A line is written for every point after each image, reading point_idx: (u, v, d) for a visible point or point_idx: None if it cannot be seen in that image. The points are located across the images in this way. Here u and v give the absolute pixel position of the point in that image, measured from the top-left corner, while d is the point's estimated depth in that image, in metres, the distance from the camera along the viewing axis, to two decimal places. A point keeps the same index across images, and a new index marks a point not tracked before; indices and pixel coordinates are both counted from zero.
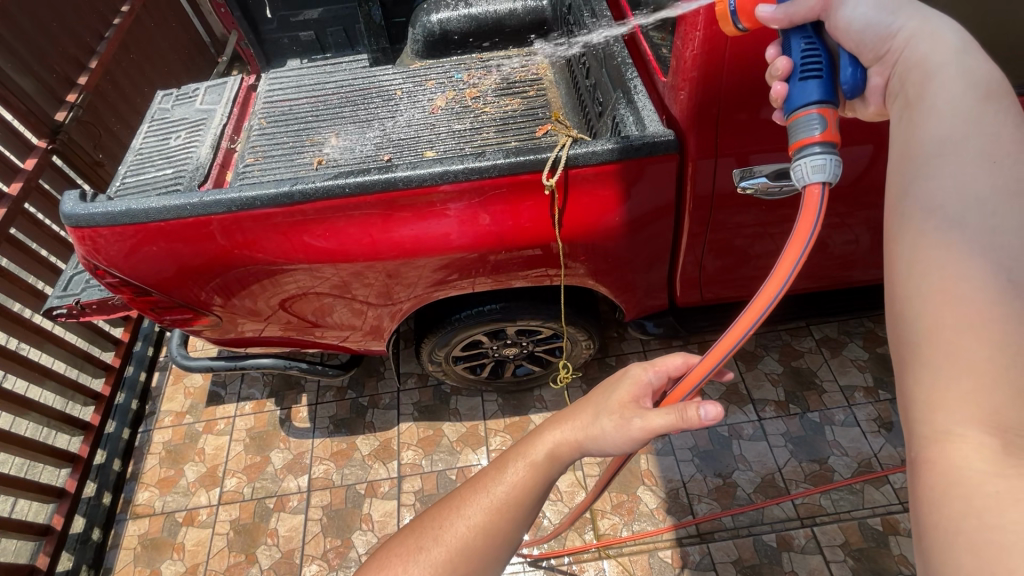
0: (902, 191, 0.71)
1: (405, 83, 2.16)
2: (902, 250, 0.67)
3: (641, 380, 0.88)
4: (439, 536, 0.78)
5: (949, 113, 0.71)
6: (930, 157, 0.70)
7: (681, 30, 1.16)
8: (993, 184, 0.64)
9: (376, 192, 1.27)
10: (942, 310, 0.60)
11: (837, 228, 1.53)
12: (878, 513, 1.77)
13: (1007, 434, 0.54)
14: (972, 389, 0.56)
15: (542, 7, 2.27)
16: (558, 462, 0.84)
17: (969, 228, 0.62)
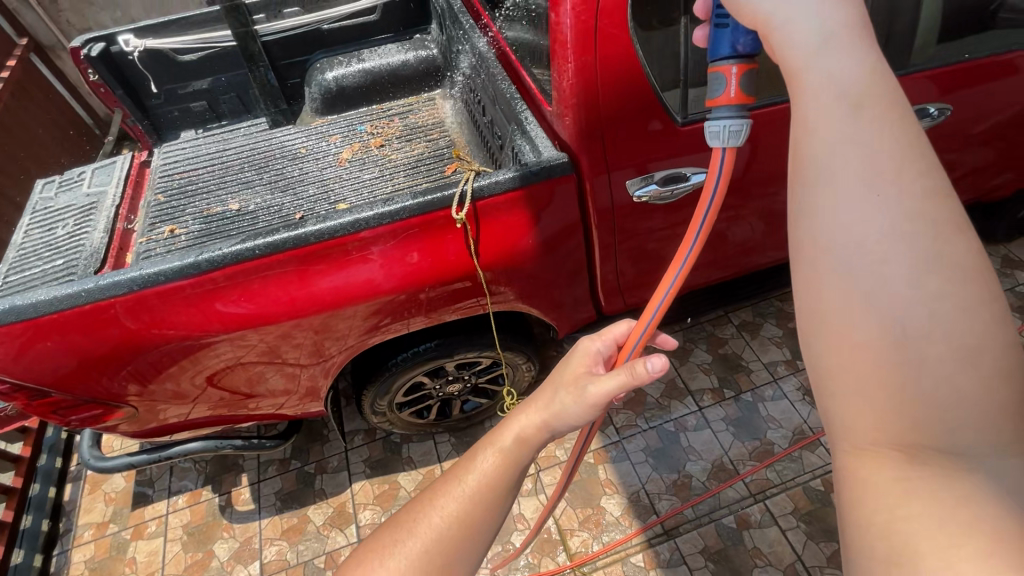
0: (789, 219, 0.62)
1: (308, 141, 2.19)
2: (798, 288, 0.61)
3: (590, 351, 0.90)
4: (413, 528, 0.76)
5: (829, 126, 0.59)
6: (812, 182, 0.60)
7: (556, 64, 1.28)
8: (884, 221, 0.55)
9: (289, 249, 1.26)
10: (844, 366, 0.57)
11: (733, 220, 1.68)
12: (818, 475, 1.90)
13: (917, 452, 0.55)
14: (873, 429, 0.56)
15: (434, 55, 2.35)
16: (527, 446, 0.82)
17: (861, 277, 0.55)
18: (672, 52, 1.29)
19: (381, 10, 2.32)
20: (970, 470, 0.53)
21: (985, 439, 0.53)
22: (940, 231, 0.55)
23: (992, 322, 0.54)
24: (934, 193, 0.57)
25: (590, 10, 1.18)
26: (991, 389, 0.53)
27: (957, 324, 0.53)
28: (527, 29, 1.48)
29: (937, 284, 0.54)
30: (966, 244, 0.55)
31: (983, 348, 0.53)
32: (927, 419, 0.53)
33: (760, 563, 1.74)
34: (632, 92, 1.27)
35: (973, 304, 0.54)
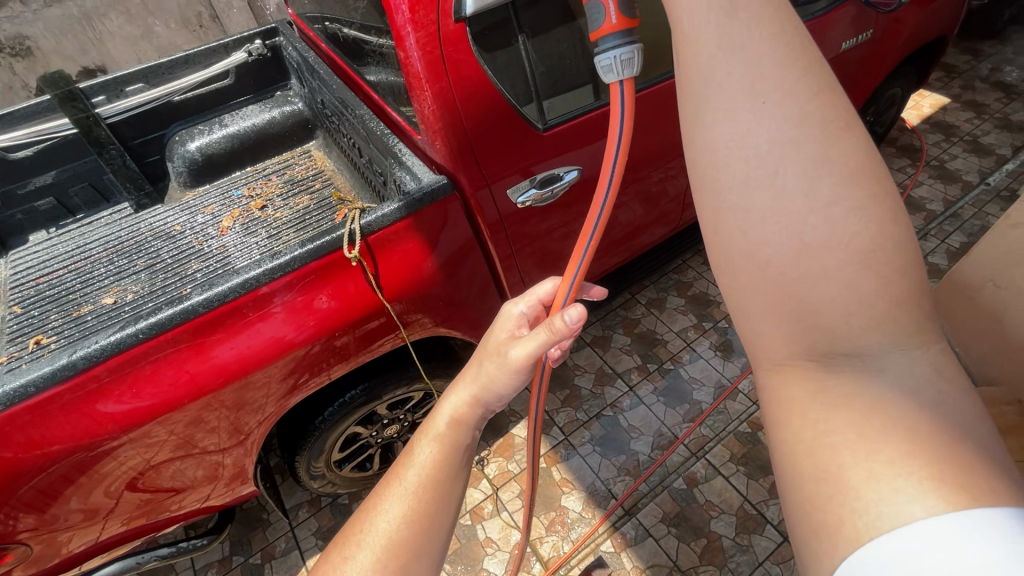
0: (688, 135, 0.68)
1: (182, 217, 2.08)
2: (706, 205, 0.68)
3: (516, 316, 0.94)
4: (361, 540, 0.75)
5: (709, 39, 0.62)
6: (704, 97, 0.64)
7: (414, 95, 1.34)
8: (773, 130, 0.60)
9: (177, 325, 1.19)
10: (753, 272, 0.64)
11: (619, 207, 1.81)
12: (744, 419, 2.07)
13: (826, 358, 0.62)
14: (790, 334, 0.64)
15: (301, 108, 2.34)
16: (464, 426, 0.86)
17: (758, 188, 0.62)
18: (519, 69, 1.41)
19: (234, 73, 2.26)
20: (879, 369, 0.60)
21: (888, 338, 0.60)
22: (829, 134, 0.60)
23: (884, 217, 0.60)
24: (820, 94, 0.61)
25: (433, 40, 1.26)
26: (893, 282, 0.59)
27: (852, 226, 0.59)
28: (383, 70, 1.54)
29: (828, 187, 0.60)
30: (856, 143, 0.61)
31: (879, 248, 0.59)
32: (834, 323, 0.61)
33: (715, 514, 1.85)
34: (491, 110, 1.37)
35: (866, 202, 0.60)
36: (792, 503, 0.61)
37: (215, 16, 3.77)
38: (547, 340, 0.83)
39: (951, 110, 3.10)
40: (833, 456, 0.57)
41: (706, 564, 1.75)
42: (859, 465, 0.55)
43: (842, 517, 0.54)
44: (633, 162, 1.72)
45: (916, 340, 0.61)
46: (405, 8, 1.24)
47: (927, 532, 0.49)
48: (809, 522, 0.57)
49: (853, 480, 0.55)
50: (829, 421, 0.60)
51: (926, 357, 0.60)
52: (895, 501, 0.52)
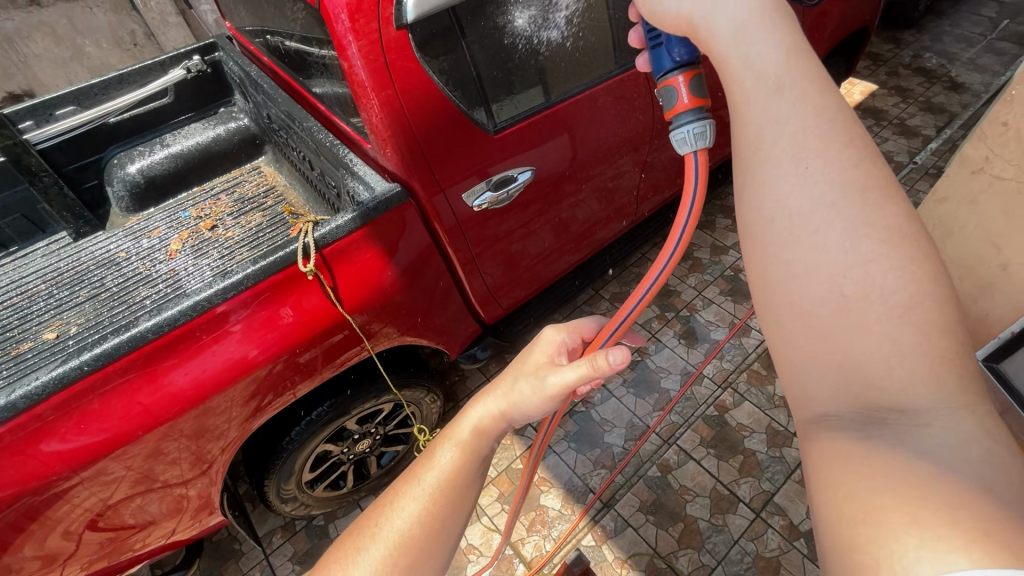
0: (737, 196, 0.70)
1: (127, 243, 1.99)
2: (750, 258, 0.68)
3: (555, 340, 0.90)
4: (376, 534, 0.75)
5: (754, 106, 0.65)
6: (749, 162, 0.67)
7: (361, 105, 1.33)
8: (815, 194, 0.61)
9: (125, 354, 1.14)
10: (797, 324, 0.63)
11: (576, 204, 1.84)
12: (710, 403, 2.13)
13: (871, 412, 0.59)
14: (834, 388, 0.61)
15: (246, 124, 2.29)
16: (485, 438, 0.83)
17: (800, 241, 0.62)
18: (466, 73, 1.42)
19: (173, 91, 2.19)
20: (925, 425, 0.57)
21: (932, 393, 0.58)
22: (871, 202, 0.61)
23: (925, 278, 0.60)
24: (861, 164, 0.63)
25: (375, 47, 1.25)
26: (934, 340, 0.58)
27: (892, 284, 0.59)
28: (328, 81, 1.51)
29: (869, 246, 0.60)
30: (897, 209, 0.62)
31: (917, 304, 0.59)
32: (876, 376, 0.59)
33: (690, 498, 1.90)
34: (441, 116, 1.38)
35: (907, 263, 0.60)
36: (828, 547, 0.55)
37: (151, 34, 3.57)
38: (585, 375, 0.79)
39: (879, 96, 3.29)
40: (873, 498, 0.53)
41: (684, 547, 1.79)
42: (901, 509, 0.51)
43: (880, 560, 0.50)
44: (587, 159, 1.75)
45: (963, 401, 0.58)
46: (344, 17, 1.22)
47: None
48: (843, 567, 0.53)
49: (896, 522, 0.50)
50: (872, 467, 0.55)
51: (973, 418, 0.58)
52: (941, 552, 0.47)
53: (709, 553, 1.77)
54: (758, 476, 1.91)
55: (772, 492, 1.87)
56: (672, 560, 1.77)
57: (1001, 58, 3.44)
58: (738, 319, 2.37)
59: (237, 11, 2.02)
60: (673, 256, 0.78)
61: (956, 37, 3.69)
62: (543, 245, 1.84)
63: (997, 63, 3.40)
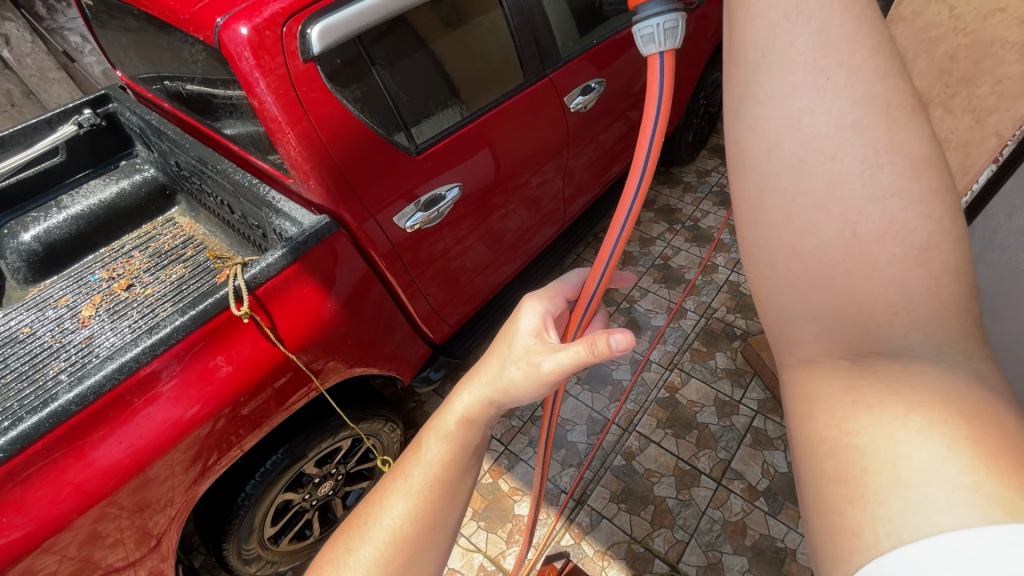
0: (737, 109, 0.67)
1: (30, 317, 1.82)
2: (747, 186, 0.67)
3: (543, 311, 0.93)
4: (365, 535, 0.84)
5: (768, 20, 0.63)
6: (757, 71, 0.64)
7: (277, 140, 1.31)
8: (836, 112, 0.60)
9: (46, 433, 1.04)
10: (796, 263, 0.64)
11: (506, 215, 1.89)
12: (661, 385, 2.22)
13: (858, 354, 0.63)
14: (826, 327, 0.64)
15: (153, 174, 2.18)
16: (474, 425, 0.89)
17: (813, 173, 0.61)
18: (380, 100, 1.44)
19: (65, 148, 2.04)
20: (920, 373, 0.59)
21: (931, 342, 0.60)
22: (895, 122, 0.60)
23: (943, 213, 0.61)
24: (887, 76, 0.61)
25: (284, 82, 1.24)
26: (945, 283, 0.60)
27: (912, 222, 0.60)
28: (239, 121, 1.48)
29: (888, 176, 0.60)
30: (919, 133, 0.61)
31: (934, 246, 0.60)
32: (878, 323, 0.61)
33: (656, 479, 1.96)
34: (363, 141, 1.39)
35: (925, 196, 0.60)
36: (812, 502, 0.61)
37: (29, 92, 3.26)
38: (586, 358, 0.78)
39: None
40: (860, 457, 0.57)
41: (659, 527, 1.85)
42: (886, 469, 0.55)
43: (862, 522, 0.54)
44: (510, 171, 1.81)
45: (959, 347, 0.61)
46: (247, 54, 1.19)
47: (957, 544, 0.47)
48: (829, 527, 0.57)
49: (878, 484, 0.54)
50: (855, 419, 0.60)
51: (968, 365, 0.60)
52: (920, 510, 0.51)
53: (681, 528, 1.84)
54: (714, 446, 2.02)
55: (729, 459, 1.98)
56: (649, 543, 1.82)
57: None
58: (674, 304, 2.50)
59: (129, 58, 1.92)
60: (641, 185, 0.73)
61: None
62: (480, 259, 1.88)
63: None
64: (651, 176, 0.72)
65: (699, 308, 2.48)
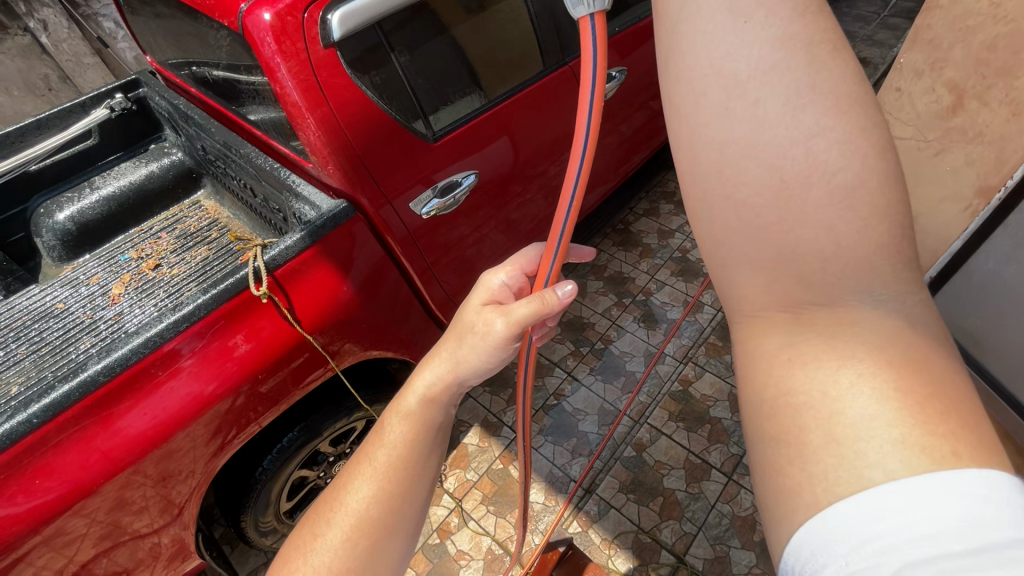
0: (664, 62, 0.70)
1: (65, 293, 1.91)
2: (680, 140, 0.69)
3: (494, 286, 1.02)
4: (332, 519, 0.81)
5: None
6: (680, 23, 0.68)
7: (297, 124, 1.34)
8: (754, 55, 0.63)
9: (76, 402, 1.10)
10: (728, 214, 0.65)
11: (523, 203, 1.89)
12: (674, 378, 2.22)
13: (800, 305, 0.63)
14: (767, 280, 0.65)
15: (181, 159, 2.24)
16: (435, 404, 0.91)
17: (737, 119, 0.63)
18: (399, 85, 1.45)
19: (98, 132, 2.11)
20: (850, 324, 0.60)
21: (865, 286, 0.61)
22: (815, 59, 0.62)
23: (869, 149, 0.61)
24: (806, 15, 0.65)
25: (306, 67, 1.26)
26: (874, 226, 0.61)
27: (837, 161, 0.60)
28: (261, 106, 1.51)
29: (812, 115, 0.61)
30: (844, 68, 0.63)
31: (862, 185, 0.60)
32: (810, 270, 0.62)
33: (666, 471, 1.97)
34: (382, 127, 1.41)
35: (852, 133, 0.61)
36: (757, 465, 0.62)
37: (65, 77, 3.37)
38: (536, 312, 0.91)
39: None
40: (794, 416, 0.58)
41: (667, 519, 1.85)
42: (819, 426, 0.56)
43: (801, 481, 0.55)
44: (528, 160, 1.80)
45: (893, 290, 0.62)
46: (269, 40, 1.22)
47: (891, 496, 0.50)
48: (773, 487, 0.59)
49: (814, 442, 0.56)
50: (792, 379, 0.60)
51: (901, 309, 0.61)
52: (855, 466, 0.52)
53: (690, 521, 1.84)
54: (727, 442, 2.00)
55: (741, 454, 1.97)
56: (657, 534, 1.83)
57: (895, 32, 3.77)
58: (691, 297, 2.48)
59: (159, 44, 1.97)
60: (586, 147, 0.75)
61: (854, 17, 4.02)
62: (495, 246, 1.89)
63: (891, 37, 3.72)
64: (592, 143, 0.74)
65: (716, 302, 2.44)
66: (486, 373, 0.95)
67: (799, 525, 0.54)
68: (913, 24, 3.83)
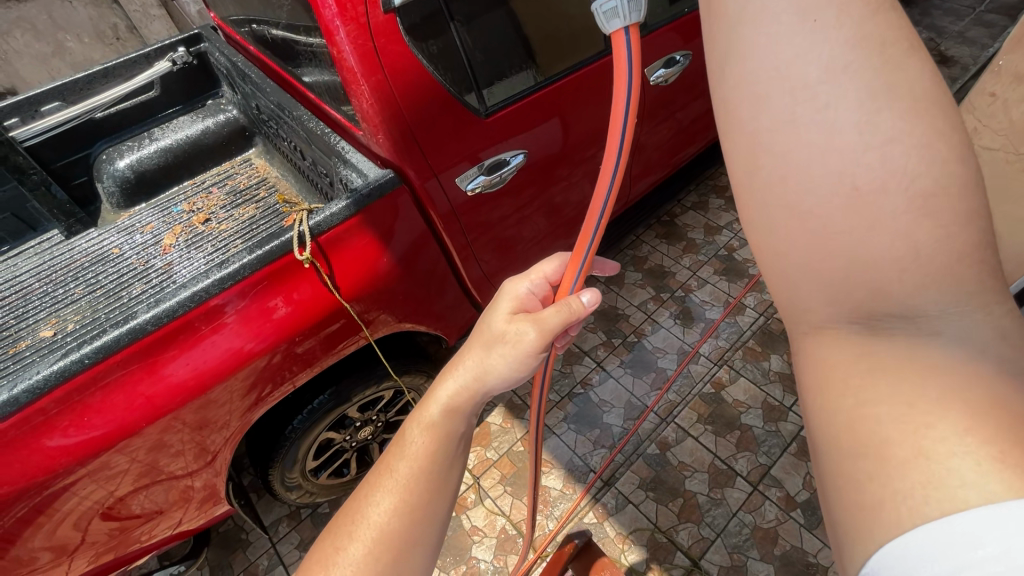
0: (719, 63, 0.64)
1: (120, 239, 1.99)
2: (737, 149, 0.63)
3: (519, 294, 0.99)
4: (353, 532, 0.80)
5: None
6: (738, 20, 0.61)
7: (352, 91, 1.32)
8: (823, 56, 0.56)
9: (125, 347, 1.15)
10: (798, 228, 0.59)
11: (570, 187, 1.84)
12: (707, 380, 2.15)
13: (874, 319, 0.58)
14: (831, 294, 0.60)
15: (235, 116, 2.27)
16: (457, 414, 0.89)
17: (806, 124, 0.57)
18: (457, 58, 1.41)
19: (159, 84, 2.16)
20: (936, 333, 0.55)
21: (950, 298, 0.55)
22: (889, 58, 0.56)
23: (952, 154, 0.55)
24: (878, 12, 0.58)
25: (364, 32, 1.24)
26: (955, 235, 0.55)
27: (916, 167, 0.54)
28: (317, 69, 1.50)
29: (889, 119, 0.54)
30: (921, 70, 0.57)
31: (941, 192, 0.54)
32: (886, 282, 0.56)
33: (688, 473, 1.93)
34: (435, 99, 1.38)
35: (931, 137, 0.55)
36: (826, 477, 0.57)
37: (133, 27, 3.46)
38: (564, 321, 0.92)
39: None
40: (873, 425, 0.53)
41: (684, 521, 1.82)
42: (905, 441, 0.51)
43: (883, 501, 0.50)
44: (578, 143, 1.75)
45: (978, 303, 0.56)
46: (332, 2, 1.21)
47: (986, 523, 0.45)
48: (843, 500, 0.54)
49: (898, 457, 0.50)
50: (872, 387, 0.55)
51: (989, 321, 0.56)
52: (945, 485, 0.48)
53: (708, 526, 1.81)
54: (755, 450, 1.94)
55: (769, 465, 1.90)
56: (672, 534, 1.81)
57: (989, 30, 3.46)
58: (733, 298, 2.39)
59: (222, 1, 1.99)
60: (624, 140, 0.79)
61: (944, 11, 3.70)
62: (536, 229, 1.85)
63: (986, 36, 3.41)
64: (628, 150, 0.80)
65: (759, 305, 2.35)
66: (506, 388, 0.93)
67: (875, 548, 0.50)
68: (1013, 22, 3.49)
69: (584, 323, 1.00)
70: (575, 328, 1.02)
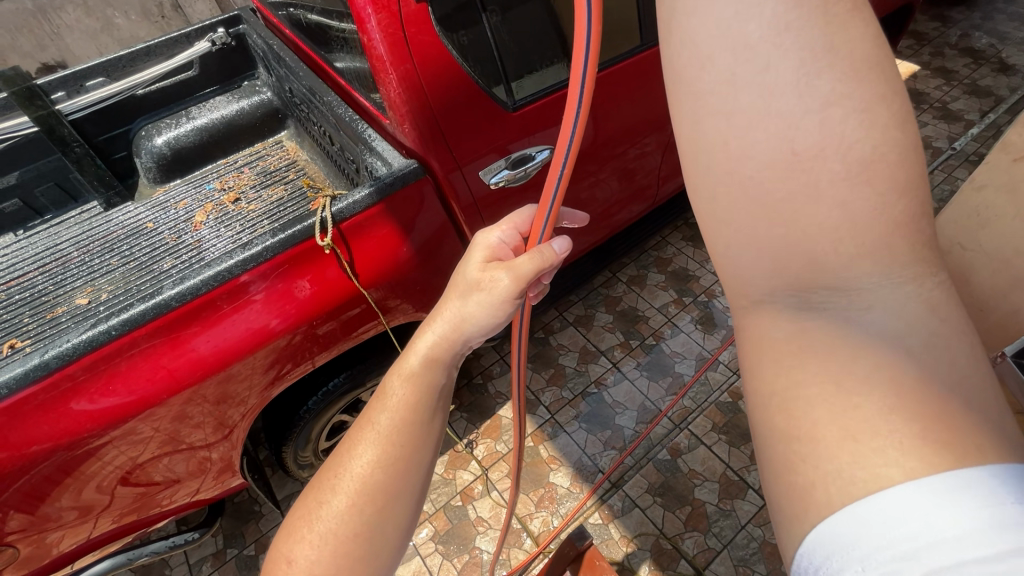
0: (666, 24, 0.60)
1: (153, 214, 2.05)
2: (683, 112, 0.59)
3: (493, 242, 0.99)
4: (336, 485, 0.79)
5: None
6: None
7: (379, 78, 1.33)
8: (766, 14, 0.52)
9: (150, 321, 1.19)
10: (737, 192, 0.56)
11: (596, 184, 1.82)
12: (724, 389, 2.11)
13: (808, 294, 0.55)
14: (768, 268, 0.57)
15: (269, 98, 2.30)
16: (438, 364, 0.89)
17: (745, 87, 0.53)
18: (486, 48, 1.40)
19: (198, 63, 2.20)
20: (865, 309, 0.53)
21: (881, 271, 0.53)
22: (834, 18, 0.52)
23: (888, 120, 0.53)
24: None
25: (394, 21, 1.24)
26: (890, 206, 0.53)
27: (854, 133, 0.52)
28: (348, 55, 1.51)
29: (831, 81, 0.52)
30: (865, 30, 0.53)
31: (879, 159, 0.52)
32: (822, 253, 0.54)
33: (698, 481, 1.90)
34: (463, 90, 1.37)
35: (870, 102, 0.52)
36: (766, 462, 0.55)
37: (177, 6, 3.54)
38: (536, 267, 0.91)
39: (919, 79, 3.13)
40: (805, 412, 0.51)
41: (691, 529, 1.80)
42: (833, 421, 0.50)
43: (815, 483, 0.49)
44: (607, 140, 1.72)
45: (912, 275, 0.54)
46: None
47: (909, 499, 0.44)
48: (780, 484, 0.52)
49: (829, 438, 0.49)
50: (801, 368, 0.53)
51: (921, 293, 0.53)
52: (871, 463, 0.47)
53: (716, 536, 1.78)
54: None
55: None
56: (678, 541, 1.78)
57: None
58: None
59: None
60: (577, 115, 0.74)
61: (1009, 15, 3.49)
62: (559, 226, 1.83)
63: None
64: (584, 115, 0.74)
65: None
66: (487, 334, 0.94)
67: (808, 529, 0.49)
68: None
69: (557, 270, 0.99)
70: (548, 274, 1.02)
